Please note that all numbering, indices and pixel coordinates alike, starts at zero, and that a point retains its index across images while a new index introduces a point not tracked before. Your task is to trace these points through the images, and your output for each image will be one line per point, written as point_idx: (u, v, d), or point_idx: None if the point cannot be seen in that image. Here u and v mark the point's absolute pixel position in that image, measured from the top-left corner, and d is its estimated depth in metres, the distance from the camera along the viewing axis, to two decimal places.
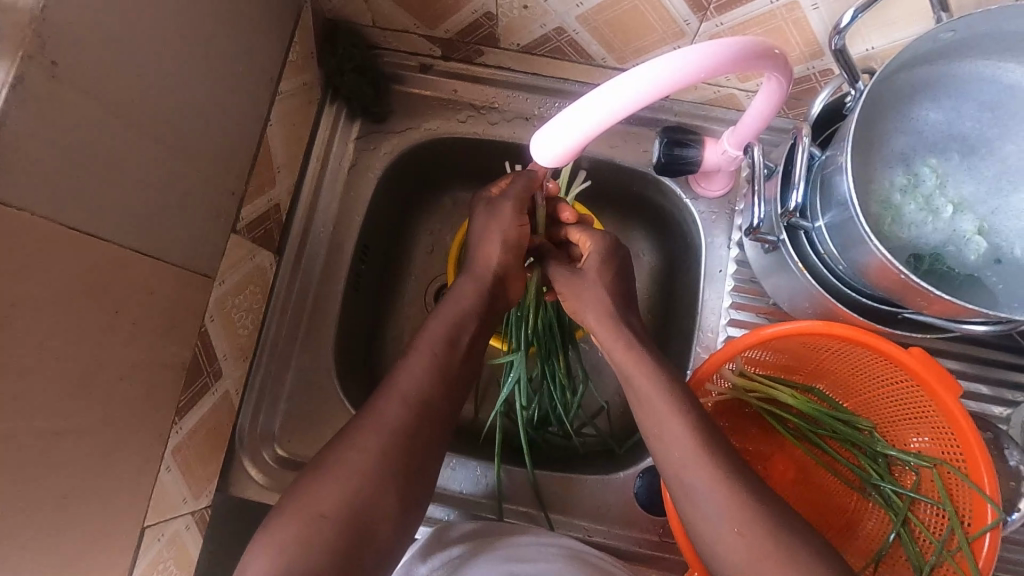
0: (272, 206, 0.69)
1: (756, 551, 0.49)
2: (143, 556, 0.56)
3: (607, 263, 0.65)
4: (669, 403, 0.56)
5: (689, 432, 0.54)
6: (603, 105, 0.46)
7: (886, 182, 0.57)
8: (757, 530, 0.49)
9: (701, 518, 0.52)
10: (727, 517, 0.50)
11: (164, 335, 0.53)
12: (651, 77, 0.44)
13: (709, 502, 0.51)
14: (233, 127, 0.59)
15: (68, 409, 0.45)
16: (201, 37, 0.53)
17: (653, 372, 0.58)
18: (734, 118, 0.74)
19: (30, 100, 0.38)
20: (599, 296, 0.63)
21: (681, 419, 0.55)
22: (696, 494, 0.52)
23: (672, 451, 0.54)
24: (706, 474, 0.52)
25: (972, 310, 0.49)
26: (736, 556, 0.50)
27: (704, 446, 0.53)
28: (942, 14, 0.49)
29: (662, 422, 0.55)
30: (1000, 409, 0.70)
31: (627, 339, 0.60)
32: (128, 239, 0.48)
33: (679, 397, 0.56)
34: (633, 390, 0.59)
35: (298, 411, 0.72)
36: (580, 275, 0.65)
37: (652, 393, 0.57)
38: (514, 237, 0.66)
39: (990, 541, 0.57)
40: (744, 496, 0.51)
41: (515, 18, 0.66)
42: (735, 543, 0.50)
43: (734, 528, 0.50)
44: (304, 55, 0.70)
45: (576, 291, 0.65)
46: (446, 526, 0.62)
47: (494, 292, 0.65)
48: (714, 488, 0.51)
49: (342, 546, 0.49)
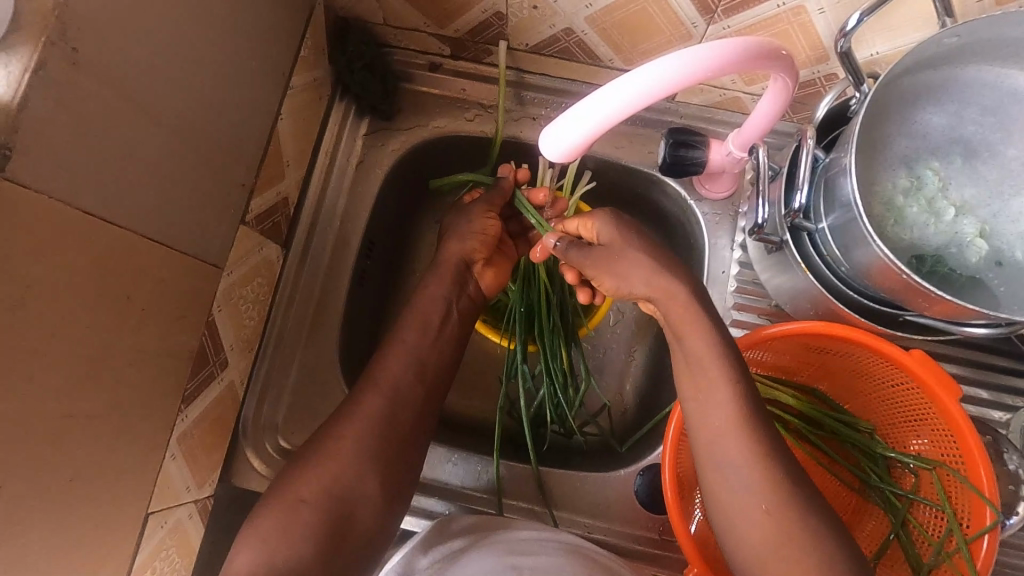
0: (281, 199, 0.69)
1: (778, 531, 0.49)
2: (145, 543, 0.56)
3: (631, 235, 0.61)
4: (718, 368, 0.54)
5: (734, 402, 0.53)
6: (601, 105, 0.47)
7: (889, 184, 0.58)
8: (785, 512, 0.50)
9: (728, 492, 0.52)
10: (755, 495, 0.51)
11: (173, 323, 0.54)
12: (644, 78, 0.45)
13: (741, 476, 0.52)
14: (245, 120, 0.60)
15: (81, 393, 0.45)
16: (216, 32, 0.54)
17: (706, 330, 0.55)
18: (739, 121, 0.75)
19: (51, 85, 0.39)
20: (639, 264, 0.59)
21: (728, 385, 0.53)
22: (727, 469, 0.52)
23: (715, 418, 0.53)
24: (741, 450, 0.52)
25: (975, 311, 0.50)
26: (758, 533, 0.50)
27: (746, 422, 0.53)
28: (947, 20, 0.50)
29: (708, 390, 0.54)
30: (1000, 414, 0.71)
31: (685, 298, 0.56)
32: (142, 228, 0.49)
33: (729, 364, 0.54)
34: (683, 353, 0.56)
35: (302, 403, 0.72)
36: (610, 249, 0.62)
37: (703, 357, 0.54)
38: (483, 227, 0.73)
39: (987, 544, 0.57)
40: (775, 481, 0.51)
41: (525, 18, 0.66)
42: (761, 521, 0.50)
43: (760, 506, 0.51)
44: (315, 51, 0.71)
45: (610, 260, 0.61)
46: (447, 520, 0.63)
47: (462, 277, 0.70)
48: (746, 463, 0.52)
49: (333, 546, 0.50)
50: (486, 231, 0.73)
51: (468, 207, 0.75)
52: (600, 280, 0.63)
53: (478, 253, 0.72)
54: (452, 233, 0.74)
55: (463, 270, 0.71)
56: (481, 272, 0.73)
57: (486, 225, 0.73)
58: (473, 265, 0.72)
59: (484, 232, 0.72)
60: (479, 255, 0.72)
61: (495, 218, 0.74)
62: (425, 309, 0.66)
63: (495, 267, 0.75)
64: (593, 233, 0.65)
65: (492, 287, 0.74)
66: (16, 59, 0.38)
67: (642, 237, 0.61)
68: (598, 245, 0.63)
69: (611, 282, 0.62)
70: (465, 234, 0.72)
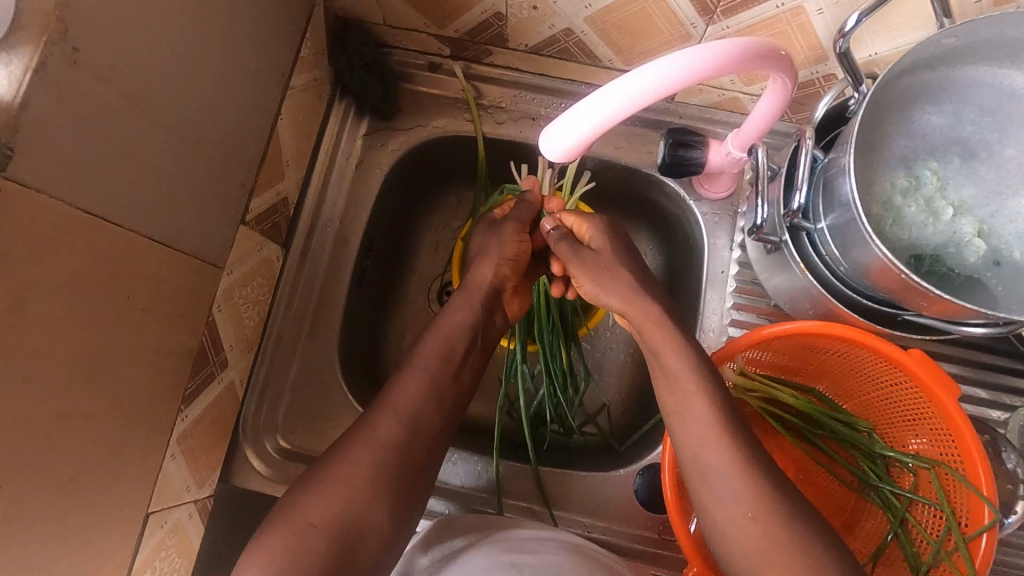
0: (280, 199, 0.69)
1: (767, 536, 0.49)
2: (145, 543, 0.56)
3: (618, 247, 0.65)
4: (693, 381, 0.56)
5: (711, 412, 0.54)
6: (586, 118, 0.48)
7: (887, 184, 0.58)
8: (770, 518, 0.50)
9: (711, 499, 0.53)
10: (740, 502, 0.51)
11: (173, 323, 0.54)
12: (646, 77, 0.45)
13: (723, 483, 0.52)
14: (244, 120, 0.60)
15: (81, 392, 0.45)
16: (216, 31, 0.54)
17: (680, 350, 0.57)
18: (738, 122, 0.75)
19: (52, 85, 0.39)
20: (619, 279, 0.62)
21: (704, 398, 0.55)
22: (709, 476, 0.53)
23: (692, 430, 0.55)
24: (721, 456, 0.53)
25: (973, 310, 0.50)
26: (747, 539, 0.50)
27: (724, 431, 0.54)
28: (944, 20, 0.50)
29: (686, 400, 0.55)
30: (998, 413, 0.71)
31: (658, 318, 0.59)
32: (142, 227, 0.49)
33: (704, 377, 0.56)
34: (658, 368, 0.58)
35: (301, 403, 0.72)
36: (596, 257, 0.64)
37: (679, 370, 0.56)
38: (511, 252, 0.70)
39: (986, 542, 0.57)
40: (759, 485, 0.51)
41: (525, 18, 0.66)
42: (749, 528, 0.50)
43: (745, 511, 0.51)
44: (315, 51, 0.71)
45: (594, 270, 0.64)
46: (449, 521, 0.62)
47: (491, 303, 0.69)
48: (727, 469, 0.52)
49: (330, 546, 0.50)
50: (516, 256, 0.71)
51: (500, 223, 0.72)
52: (582, 282, 0.65)
53: (509, 279, 0.71)
54: (479, 255, 0.71)
55: (493, 298, 0.69)
56: (509, 300, 0.73)
57: (515, 250, 0.70)
58: (503, 291, 0.71)
59: (514, 258, 0.71)
60: (509, 281, 0.71)
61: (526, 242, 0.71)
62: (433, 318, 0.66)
63: (521, 291, 0.74)
64: (583, 236, 0.68)
65: (518, 313, 0.74)
66: (17, 59, 0.38)
67: (620, 257, 0.64)
68: (587, 249, 0.65)
69: (593, 287, 0.63)
70: (496, 257, 0.69)
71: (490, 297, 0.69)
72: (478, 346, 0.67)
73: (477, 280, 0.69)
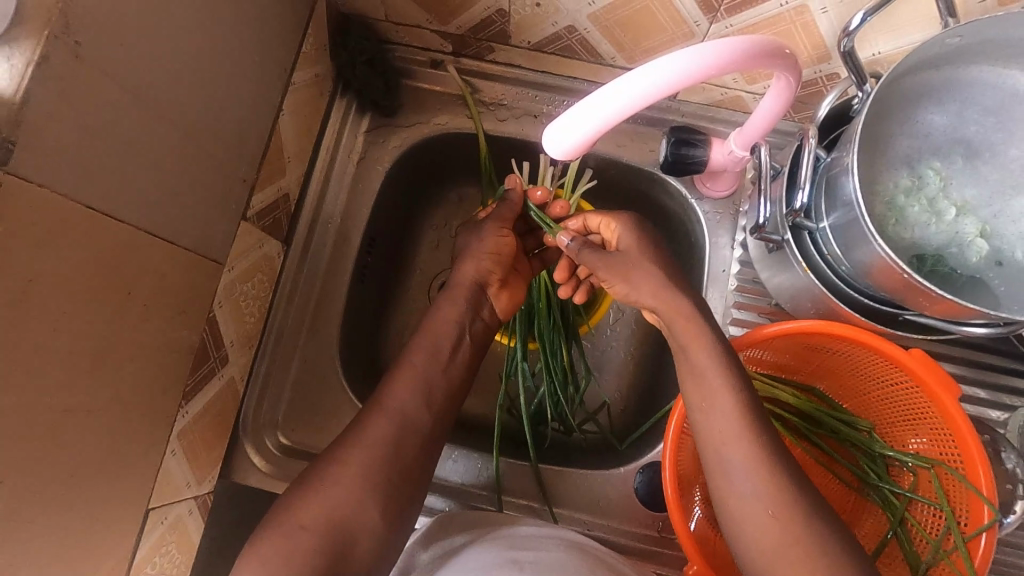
0: (281, 196, 0.69)
1: (788, 536, 0.49)
2: (146, 539, 0.56)
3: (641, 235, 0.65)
4: (722, 376, 0.54)
5: (736, 408, 0.53)
6: (613, 101, 0.46)
7: (890, 184, 0.58)
8: (792, 517, 0.49)
9: (732, 495, 0.52)
10: (762, 500, 0.51)
11: (174, 319, 0.54)
12: (663, 69, 0.45)
13: (747, 482, 0.51)
14: (246, 116, 0.60)
15: (82, 388, 0.45)
16: (218, 27, 0.54)
17: (708, 344, 0.56)
18: (740, 121, 0.75)
19: (53, 78, 0.39)
20: (653, 278, 0.60)
21: (731, 392, 0.54)
22: (732, 471, 0.52)
23: (716, 423, 0.54)
24: (743, 453, 0.52)
25: (975, 310, 0.50)
26: (767, 539, 0.50)
27: (747, 425, 0.53)
28: (950, 20, 0.50)
29: (711, 396, 0.54)
30: (998, 413, 0.71)
31: (690, 313, 0.57)
32: (144, 224, 0.49)
33: (732, 371, 0.55)
34: (687, 361, 0.57)
35: (302, 400, 0.72)
36: (626, 252, 0.63)
37: (707, 365, 0.55)
38: (493, 247, 0.71)
39: (986, 542, 0.57)
40: (776, 480, 0.51)
41: (528, 15, 0.66)
42: (769, 528, 0.50)
43: (768, 510, 0.50)
44: (317, 46, 0.71)
45: (625, 268, 0.62)
46: (452, 515, 0.63)
47: (476, 299, 0.69)
48: (748, 465, 0.52)
49: (329, 543, 0.50)
50: (498, 249, 0.71)
51: (481, 224, 0.73)
52: (612, 283, 0.64)
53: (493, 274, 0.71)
54: (462, 253, 0.72)
55: (478, 293, 0.70)
56: (495, 296, 0.72)
57: (497, 243, 0.71)
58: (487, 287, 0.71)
59: (496, 252, 0.71)
60: (493, 277, 0.71)
61: (508, 235, 0.72)
62: (439, 327, 0.66)
63: (510, 289, 0.74)
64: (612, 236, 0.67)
65: (507, 310, 0.73)
66: (19, 54, 0.38)
67: (644, 247, 0.64)
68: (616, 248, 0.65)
69: (625, 285, 0.62)
70: (477, 252, 0.71)
71: (473, 298, 0.69)
72: (467, 345, 0.67)
73: (459, 281, 0.70)
